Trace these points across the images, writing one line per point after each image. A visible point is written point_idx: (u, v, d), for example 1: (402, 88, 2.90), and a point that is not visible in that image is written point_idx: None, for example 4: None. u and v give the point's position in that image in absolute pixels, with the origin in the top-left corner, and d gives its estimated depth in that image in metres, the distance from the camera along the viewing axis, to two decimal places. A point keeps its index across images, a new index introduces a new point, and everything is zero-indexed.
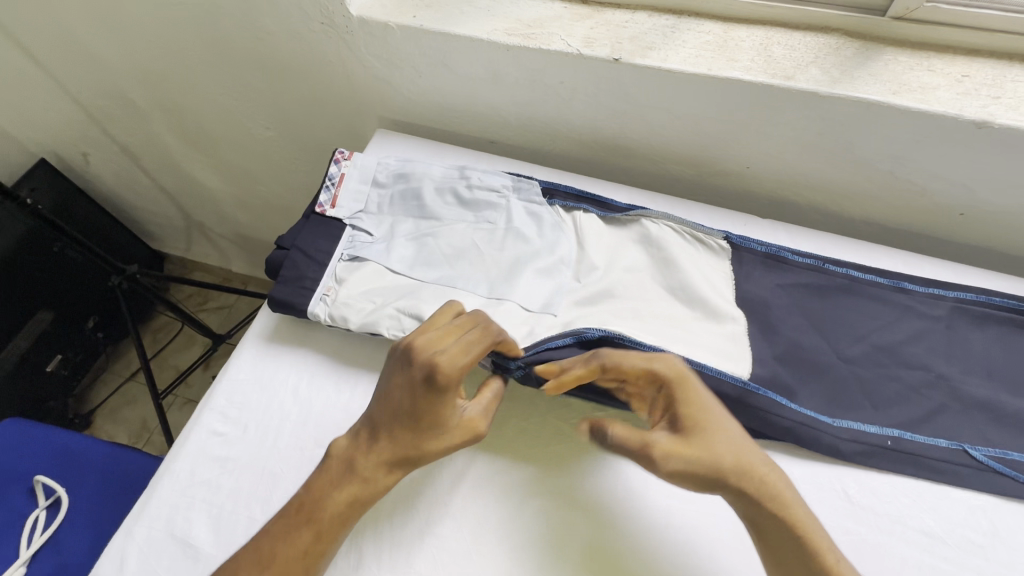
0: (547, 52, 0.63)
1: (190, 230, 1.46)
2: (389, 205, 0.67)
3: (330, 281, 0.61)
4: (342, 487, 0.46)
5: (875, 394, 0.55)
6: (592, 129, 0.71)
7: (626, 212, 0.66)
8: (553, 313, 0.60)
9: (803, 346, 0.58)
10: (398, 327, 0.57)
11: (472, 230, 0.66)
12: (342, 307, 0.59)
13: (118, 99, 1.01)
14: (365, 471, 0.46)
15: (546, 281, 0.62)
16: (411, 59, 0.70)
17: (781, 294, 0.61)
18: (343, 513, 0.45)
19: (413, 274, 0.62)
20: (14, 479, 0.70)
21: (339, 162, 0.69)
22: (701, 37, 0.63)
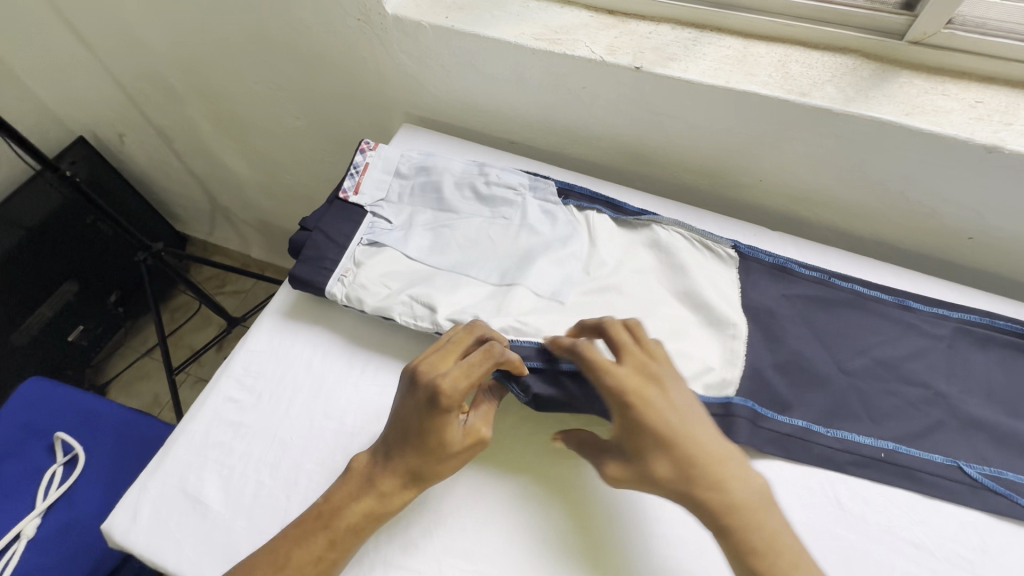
0: (571, 57, 0.65)
1: (214, 214, 1.50)
2: (409, 194, 0.70)
3: (349, 262, 0.63)
4: (354, 502, 0.48)
5: (873, 406, 0.56)
6: (611, 135, 0.73)
7: (638, 216, 0.68)
8: (561, 307, 0.61)
9: (805, 356, 0.59)
10: (410, 313, 0.59)
11: (487, 223, 0.67)
12: (358, 288, 0.61)
13: (158, 83, 1.06)
14: (378, 489, 0.48)
15: (556, 276, 0.64)
16: (439, 58, 0.73)
17: (786, 304, 0.62)
18: (352, 528, 0.47)
19: (429, 263, 0.64)
20: (35, 434, 0.73)
21: (365, 152, 0.71)
22: (721, 51, 0.65)
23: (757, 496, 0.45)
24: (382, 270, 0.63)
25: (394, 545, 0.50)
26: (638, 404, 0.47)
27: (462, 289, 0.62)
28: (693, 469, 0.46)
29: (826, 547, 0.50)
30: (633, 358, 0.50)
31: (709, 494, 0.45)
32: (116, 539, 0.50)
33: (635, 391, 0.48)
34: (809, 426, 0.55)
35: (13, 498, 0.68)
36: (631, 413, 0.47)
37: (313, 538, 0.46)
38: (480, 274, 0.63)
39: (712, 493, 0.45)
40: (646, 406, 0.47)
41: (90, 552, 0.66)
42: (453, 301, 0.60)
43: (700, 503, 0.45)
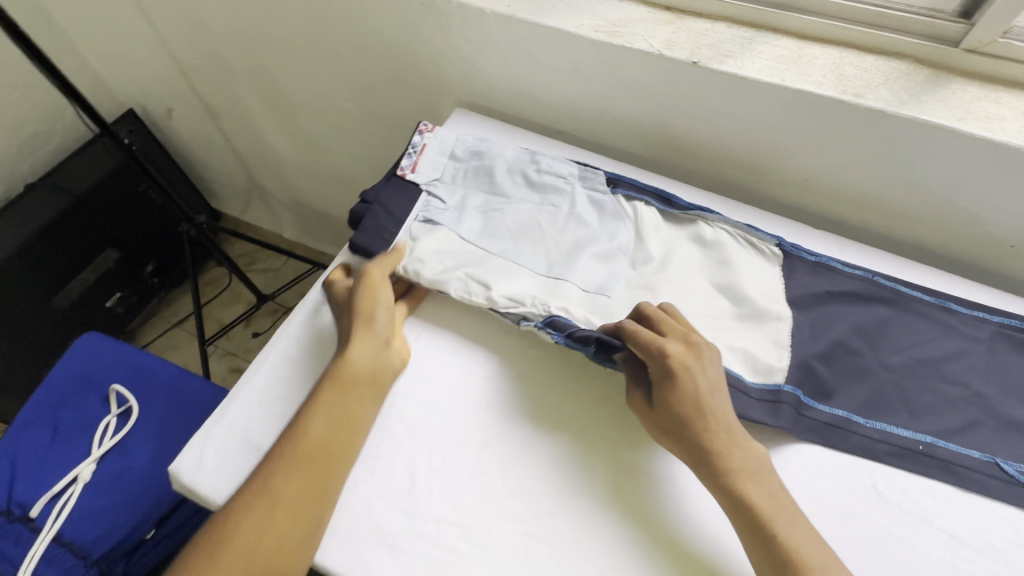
0: (629, 49, 0.68)
1: (250, 192, 1.54)
2: (463, 177, 0.71)
3: (406, 238, 0.65)
4: (314, 425, 0.52)
5: (912, 401, 0.58)
6: (660, 128, 0.75)
7: (685, 211, 0.69)
8: (607, 294, 0.63)
9: (846, 351, 0.61)
10: (465, 290, 0.62)
11: (537, 210, 0.69)
12: (415, 262, 0.63)
13: (213, 60, 1.09)
14: (305, 409, 0.53)
15: (603, 266, 0.65)
16: (498, 46, 0.75)
17: (829, 299, 0.64)
18: (320, 447, 0.51)
19: (481, 245, 0.66)
20: (92, 386, 0.76)
21: (423, 133, 0.73)
22: (777, 51, 0.67)
23: (758, 465, 0.49)
24: (439, 245, 0.65)
25: (445, 502, 0.52)
26: (676, 369, 0.51)
27: (513, 271, 0.64)
28: (705, 431, 0.50)
29: (863, 530, 0.51)
30: (675, 332, 0.54)
31: (717, 455, 0.49)
32: (182, 479, 0.52)
33: (677, 359, 0.52)
34: (848, 417, 0.57)
35: (70, 444, 0.71)
36: (667, 377, 0.51)
37: (290, 464, 0.50)
38: (530, 261, 0.65)
39: (719, 456, 0.49)
40: (683, 376, 0.51)
41: (141, 499, 0.69)
42: (506, 281, 0.62)
43: (707, 464, 0.49)
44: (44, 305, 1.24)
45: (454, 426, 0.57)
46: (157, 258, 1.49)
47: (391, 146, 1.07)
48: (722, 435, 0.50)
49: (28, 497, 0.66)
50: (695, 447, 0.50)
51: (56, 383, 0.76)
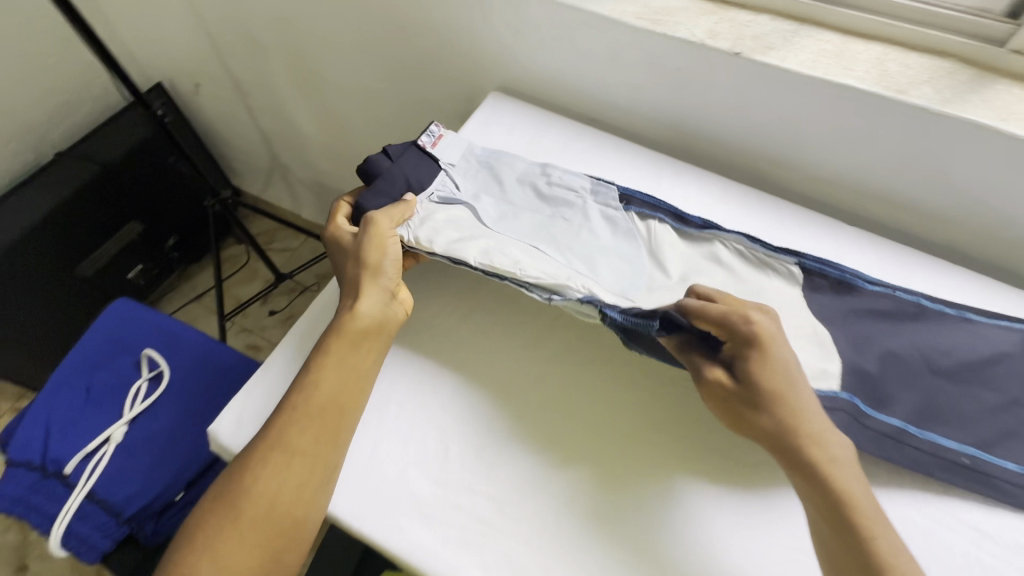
0: (672, 38, 0.68)
1: (272, 171, 1.54)
2: (476, 172, 0.71)
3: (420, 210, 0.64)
4: (327, 380, 0.52)
5: (962, 411, 0.57)
6: (695, 119, 0.76)
7: (702, 229, 0.65)
8: (630, 299, 0.59)
9: (873, 372, 0.58)
10: (483, 257, 0.60)
11: (548, 217, 0.67)
12: (425, 231, 0.61)
13: (245, 36, 1.10)
14: (316, 362, 0.53)
15: (614, 275, 0.62)
16: (537, 30, 0.76)
17: (847, 321, 0.61)
18: (333, 400, 0.51)
19: (495, 227, 0.65)
20: (124, 350, 0.78)
21: (441, 125, 0.73)
22: (820, 45, 0.67)
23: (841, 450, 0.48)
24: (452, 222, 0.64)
25: (478, 475, 0.53)
26: (765, 342, 0.49)
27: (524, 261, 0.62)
28: (796, 420, 0.48)
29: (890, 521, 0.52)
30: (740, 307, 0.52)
31: (806, 441, 0.47)
32: (225, 436, 0.54)
33: (766, 334, 0.50)
34: (903, 427, 0.55)
35: (102, 405, 0.73)
36: (754, 355, 0.49)
37: (304, 420, 0.50)
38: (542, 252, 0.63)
39: (808, 444, 0.47)
40: (766, 355, 0.49)
41: (171, 462, 0.70)
42: (518, 263, 0.60)
43: (798, 451, 0.47)
44: (69, 273, 1.26)
45: (486, 402, 0.58)
46: (178, 232, 1.50)
47: (420, 129, 1.08)
48: (802, 422, 0.48)
49: (62, 453, 0.68)
50: (786, 434, 0.48)
51: (89, 345, 0.77)
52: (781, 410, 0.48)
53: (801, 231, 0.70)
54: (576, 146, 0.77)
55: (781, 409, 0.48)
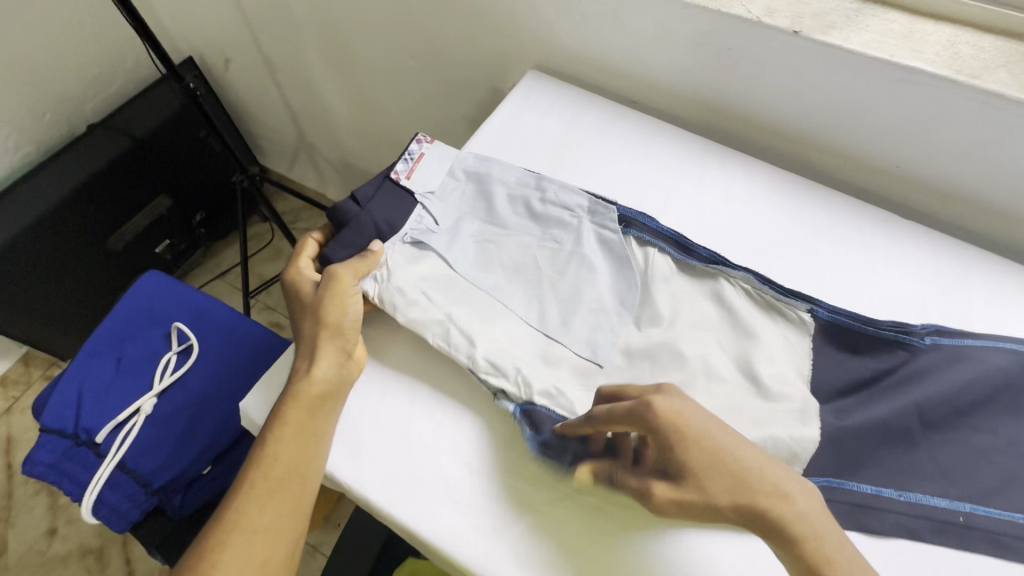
0: (726, 15, 0.64)
1: (299, 150, 1.54)
2: (461, 194, 0.64)
3: (388, 257, 0.57)
4: (287, 449, 0.48)
5: (949, 459, 0.51)
6: (744, 104, 0.72)
7: (708, 263, 0.60)
8: (599, 363, 0.56)
9: (863, 428, 0.52)
10: (444, 336, 0.54)
11: (537, 246, 0.62)
12: (393, 292, 0.55)
13: (277, 9, 1.08)
14: (270, 431, 0.49)
15: (600, 322, 0.58)
16: (581, 6, 0.73)
17: (830, 371, 0.56)
18: (293, 468, 0.48)
19: (472, 278, 0.58)
20: (155, 322, 0.78)
21: (421, 142, 0.65)
22: (886, 25, 0.62)
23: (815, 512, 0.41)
24: (423, 268, 0.57)
25: (510, 466, 0.51)
26: (671, 429, 0.43)
27: (497, 317, 0.56)
28: (735, 494, 0.41)
29: (952, 538, 0.49)
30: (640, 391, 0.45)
31: (756, 515, 0.40)
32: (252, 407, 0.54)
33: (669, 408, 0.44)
34: (881, 493, 0.50)
35: (133, 376, 0.73)
36: (666, 443, 0.43)
37: (261, 495, 0.47)
38: (517, 304, 0.58)
39: (758, 518, 0.40)
40: (677, 444, 0.42)
41: (201, 433, 0.71)
42: (486, 331, 0.55)
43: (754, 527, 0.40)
44: (99, 246, 1.28)
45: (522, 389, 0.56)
46: (206, 208, 1.51)
47: (451, 110, 1.05)
48: (744, 497, 0.41)
49: (94, 424, 0.68)
50: (742, 514, 0.41)
51: (119, 317, 0.77)
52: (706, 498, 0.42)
53: (854, 223, 0.67)
54: (617, 126, 0.74)
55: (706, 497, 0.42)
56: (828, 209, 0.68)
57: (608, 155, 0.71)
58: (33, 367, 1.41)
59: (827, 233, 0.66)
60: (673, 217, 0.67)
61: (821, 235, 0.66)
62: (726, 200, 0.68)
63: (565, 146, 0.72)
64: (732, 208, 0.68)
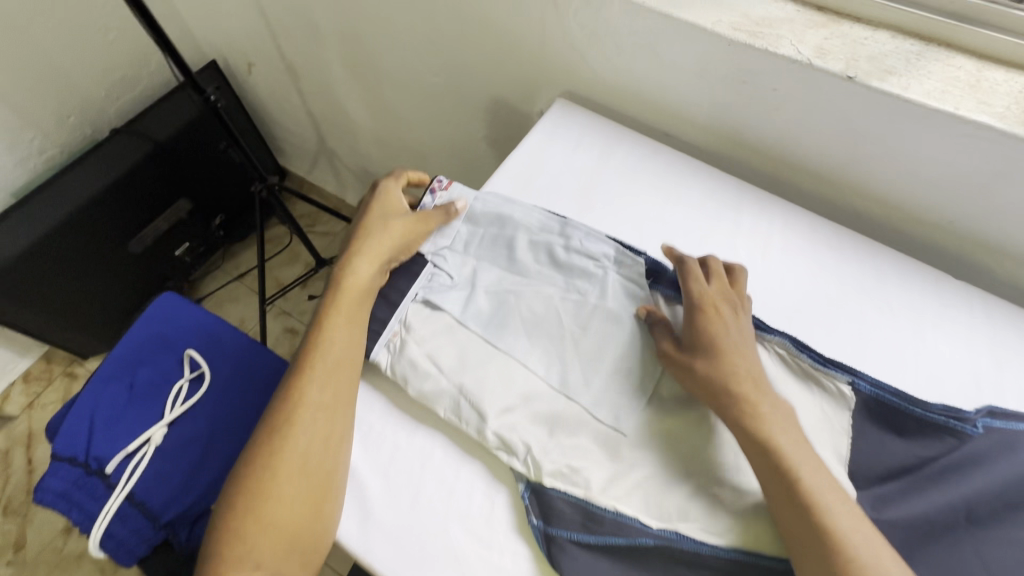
0: (773, 54, 0.60)
1: (319, 155, 1.52)
2: (481, 239, 0.61)
3: (398, 324, 0.56)
4: (298, 378, 0.49)
5: (993, 560, 0.47)
6: (786, 145, 0.67)
7: None
8: (623, 434, 0.51)
9: (901, 520, 0.49)
10: (455, 410, 0.51)
11: (558, 296, 0.58)
12: (404, 362, 0.53)
13: (301, 18, 1.06)
14: (326, 318, 0.53)
15: (625, 384, 0.53)
16: (615, 36, 0.69)
17: (868, 451, 0.53)
18: (347, 353, 0.51)
19: (488, 337, 0.55)
20: (168, 347, 0.77)
21: (435, 192, 0.63)
22: (949, 71, 0.57)
23: (783, 412, 0.47)
24: (434, 329, 0.55)
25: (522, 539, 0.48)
26: (709, 311, 0.53)
27: (514, 380, 0.53)
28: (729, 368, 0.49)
29: None
30: (719, 283, 0.55)
31: (740, 398, 0.47)
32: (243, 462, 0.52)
33: (709, 301, 0.54)
34: None
35: (144, 403, 0.72)
36: (696, 317, 0.52)
37: (272, 429, 0.47)
38: (538, 358, 0.54)
39: (741, 399, 0.47)
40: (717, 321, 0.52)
41: (209, 467, 0.69)
42: (500, 399, 0.52)
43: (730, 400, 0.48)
44: (120, 250, 1.28)
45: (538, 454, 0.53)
46: (225, 211, 1.51)
47: (474, 129, 1.02)
48: (742, 377, 0.49)
49: (104, 452, 0.67)
50: (714, 382, 0.49)
51: (134, 340, 0.77)
52: (716, 364, 0.49)
53: (902, 282, 0.62)
54: (651, 165, 0.70)
55: (715, 364, 0.49)
56: (874, 265, 0.63)
57: (641, 195, 0.68)
58: (55, 363, 1.43)
59: (871, 292, 0.62)
60: None
61: (865, 293, 0.61)
62: (763, 252, 0.64)
63: (597, 185, 0.69)
64: (770, 260, 0.63)
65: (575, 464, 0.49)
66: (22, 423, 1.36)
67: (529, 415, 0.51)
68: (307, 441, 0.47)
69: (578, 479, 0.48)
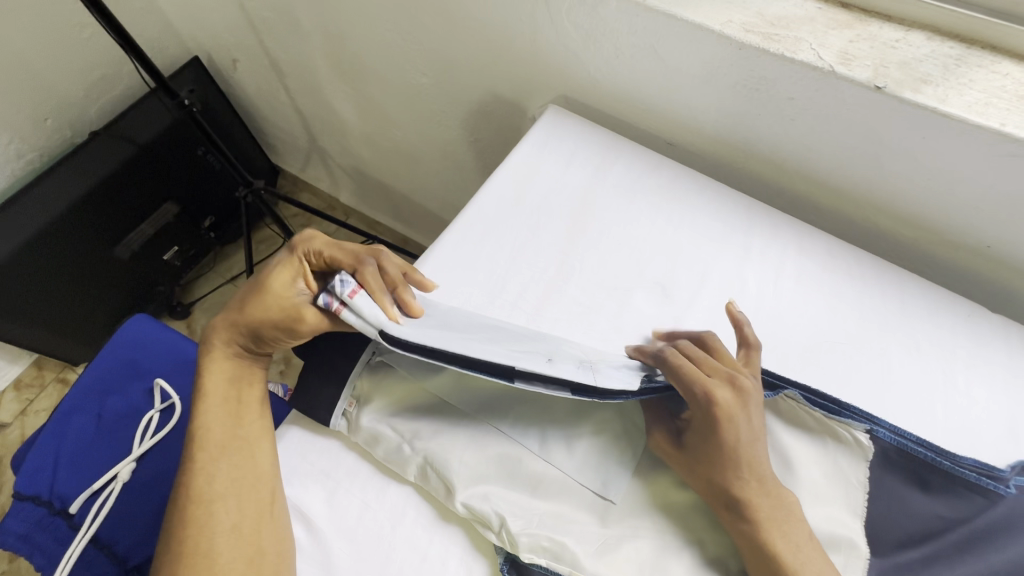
0: (790, 60, 0.53)
1: (310, 154, 1.46)
2: (454, 285, 0.56)
3: (353, 392, 0.52)
4: (187, 477, 0.44)
5: None
6: (802, 159, 0.61)
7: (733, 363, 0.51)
8: (611, 498, 0.46)
9: None
10: (424, 478, 0.48)
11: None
12: (364, 433, 0.50)
13: (282, 13, 0.99)
14: (201, 402, 0.47)
15: (611, 437, 0.49)
16: (613, 37, 0.62)
17: (897, 511, 0.46)
18: (231, 434, 0.46)
19: (453, 393, 0.50)
20: (139, 375, 0.73)
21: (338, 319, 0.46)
22: (994, 79, 0.50)
23: (784, 508, 0.43)
24: (400, 389, 0.51)
25: None
26: (721, 413, 0.44)
27: (487, 442, 0.48)
28: (733, 472, 0.43)
29: None
30: (717, 370, 0.46)
31: (745, 506, 0.42)
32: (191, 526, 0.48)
33: (721, 405, 0.44)
34: None
35: (112, 437, 0.69)
36: (708, 423, 0.44)
37: (173, 535, 0.42)
38: (514, 416, 0.49)
39: (747, 509, 0.42)
40: (726, 424, 0.44)
41: None
42: (472, 466, 0.47)
43: (732, 510, 0.43)
44: (106, 256, 1.24)
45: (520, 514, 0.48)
46: (215, 213, 1.46)
47: (466, 132, 0.95)
48: (747, 486, 0.43)
49: (69, 490, 0.64)
50: (720, 489, 0.43)
51: (103, 367, 0.73)
52: (723, 477, 0.43)
53: (932, 318, 0.55)
54: (652, 181, 0.64)
55: (721, 476, 0.43)
56: (899, 297, 0.56)
57: (638, 216, 0.62)
58: (46, 370, 1.41)
59: (896, 328, 0.55)
60: (711, 300, 0.57)
61: (890, 329, 0.55)
62: (775, 281, 0.58)
63: (592, 204, 0.62)
64: (783, 291, 0.57)
65: (557, 536, 0.44)
66: (14, 431, 1.35)
67: (506, 477, 0.47)
68: (212, 539, 0.41)
69: (560, 554, 0.44)
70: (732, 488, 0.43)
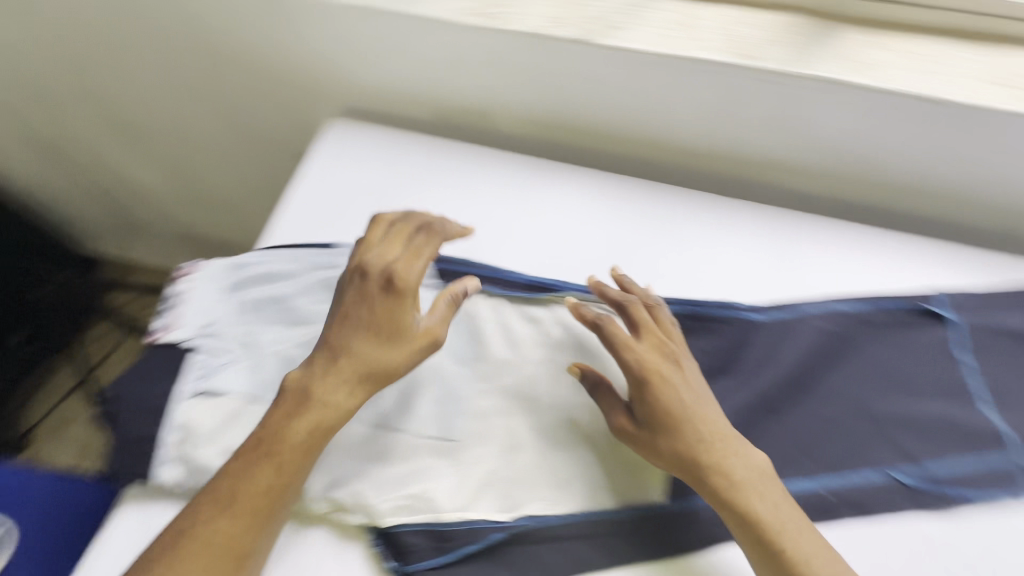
0: (510, 32, 0.61)
1: (127, 233, 1.34)
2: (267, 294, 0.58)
3: (177, 432, 0.50)
4: (238, 535, 0.42)
5: (801, 439, 0.53)
6: (558, 114, 0.69)
7: (528, 289, 0.59)
8: (453, 437, 0.51)
9: None
10: None
11: None
12: (197, 469, 0.48)
13: (41, 89, 0.92)
14: (269, 460, 0.44)
15: (440, 388, 0.53)
16: (365, 44, 0.67)
17: None
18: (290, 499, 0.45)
19: None
20: None
21: (181, 280, 0.59)
22: (665, 16, 0.62)
23: (758, 471, 0.47)
24: (236, 413, 0.51)
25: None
26: (655, 379, 0.49)
27: None
28: (697, 437, 0.47)
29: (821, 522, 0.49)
30: (651, 335, 0.52)
31: (714, 469, 0.46)
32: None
33: (651, 366, 0.50)
34: None
35: None
36: (644, 390, 0.49)
37: None
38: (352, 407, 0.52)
39: (717, 472, 0.46)
40: (664, 388, 0.49)
41: None
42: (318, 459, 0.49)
43: (696, 476, 0.47)
44: None
45: None
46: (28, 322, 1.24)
47: (274, 167, 0.95)
48: (712, 451, 0.47)
49: None
50: (683, 456, 0.47)
51: None
52: (677, 441, 0.47)
53: (689, 215, 0.66)
54: (439, 166, 0.69)
55: (677, 443, 0.47)
56: (662, 205, 0.67)
57: (433, 195, 0.67)
58: None
59: (665, 230, 0.65)
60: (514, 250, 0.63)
61: (660, 233, 0.65)
62: (563, 220, 0.65)
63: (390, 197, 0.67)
64: (571, 226, 0.65)
65: (414, 489, 0.48)
66: None
67: (355, 458, 0.49)
68: None
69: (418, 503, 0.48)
70: (689, 454, 0.47)
